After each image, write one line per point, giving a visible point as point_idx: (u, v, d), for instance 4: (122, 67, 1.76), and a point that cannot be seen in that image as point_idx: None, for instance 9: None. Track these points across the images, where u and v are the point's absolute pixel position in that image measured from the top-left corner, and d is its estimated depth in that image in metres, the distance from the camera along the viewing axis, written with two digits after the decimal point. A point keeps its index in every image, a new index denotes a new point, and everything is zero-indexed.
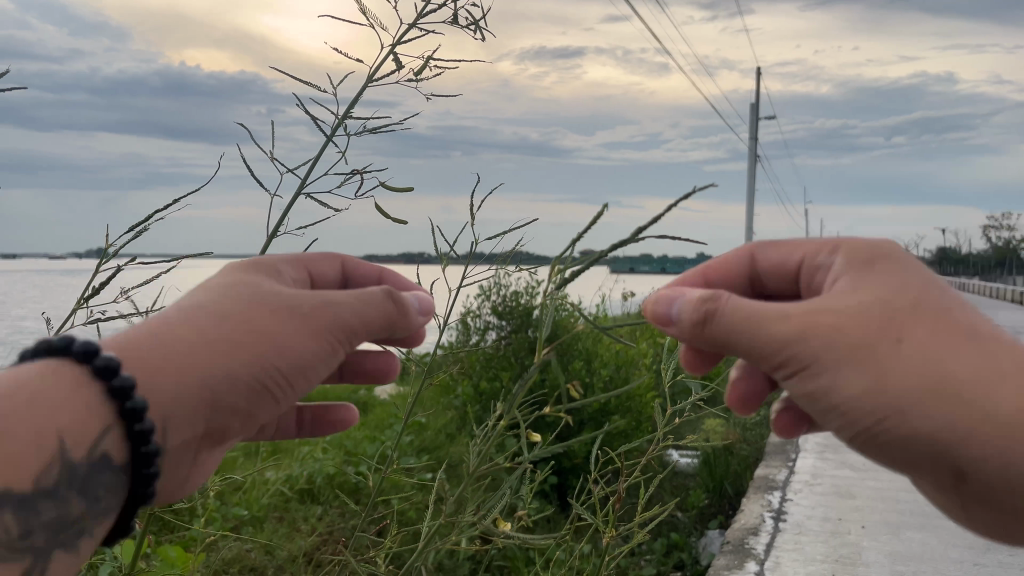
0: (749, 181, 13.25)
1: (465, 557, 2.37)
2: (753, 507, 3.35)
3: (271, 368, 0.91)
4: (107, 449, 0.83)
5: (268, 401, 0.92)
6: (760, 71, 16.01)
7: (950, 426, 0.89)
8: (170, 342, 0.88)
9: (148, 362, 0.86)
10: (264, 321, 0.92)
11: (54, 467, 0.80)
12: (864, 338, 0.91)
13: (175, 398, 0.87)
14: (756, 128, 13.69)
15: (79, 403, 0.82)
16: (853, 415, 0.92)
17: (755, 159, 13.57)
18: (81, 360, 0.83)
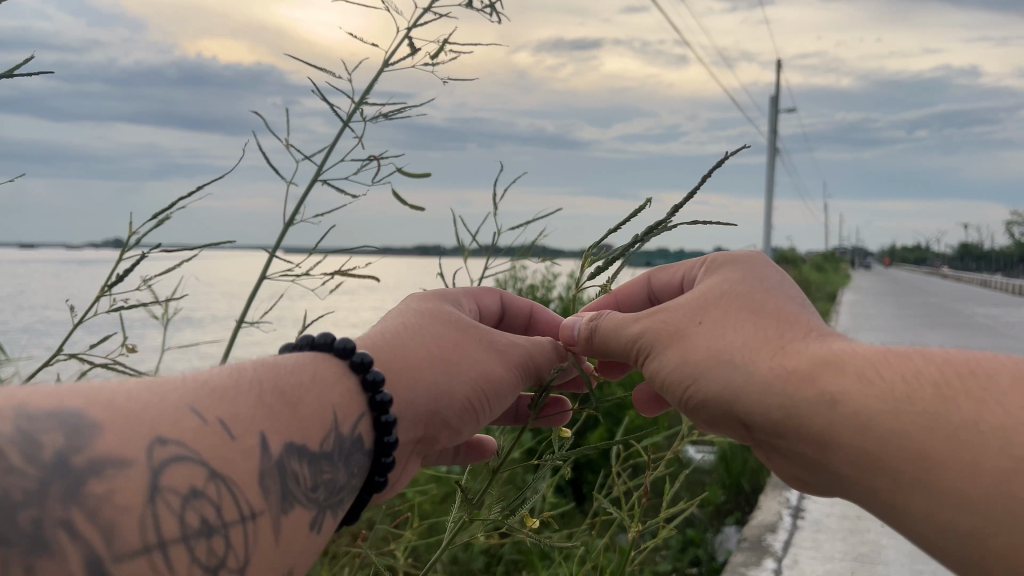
0: (767, 176, 13.13)
1: (479, 550, 2.34)
2: (770, 504, 3.30)
3: (484, 382, 1.09)
4: (361, 432, 0.97)
5: (474, 417, 1.10)
6: (778, 65, 15.86)
7: (737, 386, 1.03)
8: (408, 350, 1.05)
9: (397, 367, 1.03)
10: (477, 340, 1.11)
11: (331, 437, 0.93)
12: (678, 326, 1.11)
13: (413, 402, 1.03)
14: (774, 123, 13.54)
15: (343, 390, 0.97)
16: (671, 388, 1.10)
17: (774, 154, 13.42)
18: (342, 355, 0.99)
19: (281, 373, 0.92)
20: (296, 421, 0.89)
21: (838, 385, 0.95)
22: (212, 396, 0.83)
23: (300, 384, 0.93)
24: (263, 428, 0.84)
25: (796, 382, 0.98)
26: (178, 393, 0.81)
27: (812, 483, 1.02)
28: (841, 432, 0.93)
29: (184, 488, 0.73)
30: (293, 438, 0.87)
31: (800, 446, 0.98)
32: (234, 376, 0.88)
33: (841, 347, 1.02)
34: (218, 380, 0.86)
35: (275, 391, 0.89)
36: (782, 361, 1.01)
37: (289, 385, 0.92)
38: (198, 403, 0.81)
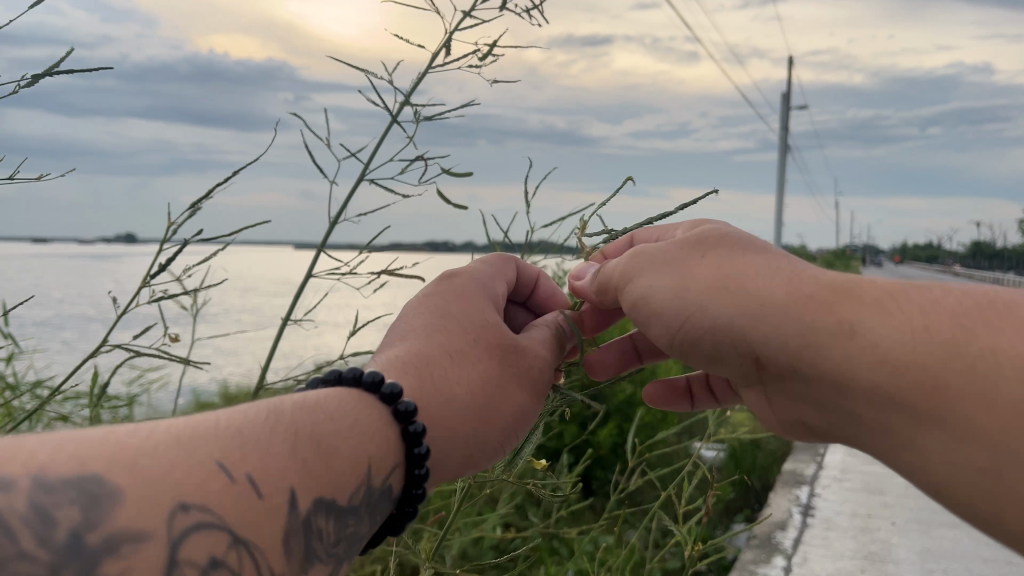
0: (776, 172, 13.07)
1: (490, 546, 2.33)
2: (780, 502, 3.29)
3: (516, 414, 0.98)
4: (392, 484, 0.84)
5: (498, 454, 0.99)
6: (788, 59, 15.80)
7: (750, 311, 0.94)
8: (442, 384, 0.92)
9: (435, 405, 0.90)
10: (512, 368, 0.99)
11: (363, 492, 0.80)
12: (676, 257, 1.02)
13: (450, 446, 0.90)
14: (785, 118, 13.48)
15: (382, 440, 0.83)
16: (664, 319, 1.01)
17: (784, 149, 13.35)
18: (377, 393, 0.85)
19: (313, 415, 0.78)
20: (330, 474, 0.76)
21: (859, 315, 0.88)
22: (242, 446, 0.71)
23: (333, 430, 0.79)
24: (293, 483, 0.72)
25: (813, 307, 0.90)
26: (199, 444, 0.70)
27: (813, 417, 0.97)
28: (861, 364, 0.86)
29: (202, 560, 0.65)
30: (325, 493, 0.75)
31: (809, 378, 0.92)
32: (255, 416, 0.75)
33: (858, 275, 0.95)
34: (236, 422, 0.74)
35: (308, 438, 0.76)
36: (798, 285, 0.93)
37: (326, 432, 0.78)
38: (224, 453, 0.70)
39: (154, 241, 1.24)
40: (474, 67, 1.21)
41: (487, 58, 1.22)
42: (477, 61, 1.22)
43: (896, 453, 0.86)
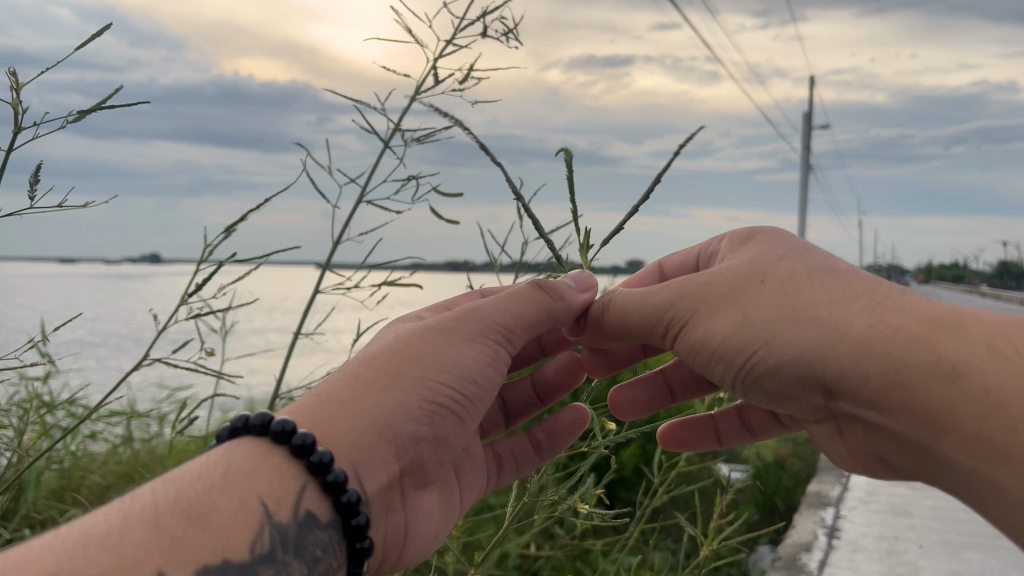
0: (799, 193, 13.03)
1: (513, 567, 2.31)
2: (805, 523, 3.24)
3: (434, 376, 1.04)
4: (308, 507, 0.94)
5: (443, 418, 1.06)
6: (810, 80, 15.79)
7: (830, 347, 1.00)
8: (334, 395, 1.00)
9: (326, 420, 0.98)
10: (417, 348, 1.05)
11: (266, 529, 0.88)
12: (738, 285, 1.07)
13: (364, 440, 0.99)
14: (807, 138, 13.43)
15: (268, 475, 0.92)
16: (731, 355, 1.07)
17: (807, 169, 13.26)
18: (280, 438, 0.93)
19: (182, 488, 0.84)
20: (205, 539, 0.82)
21: (958, 355, 0.93)
22: (88, 551, 0.74)
23: (208, 489, 0.86)
24: (161, 563, 0.76)
25: (901, 347, 0.96)
26: (47, 560, 0.73)
27: (890, 447, 1.04)
28: (956, 403, 0.91)
29: None
30: (207, 558, 0.81)
31: (896, 412, 0.98)
32: (120, 517, 0.80)
33: (951, 310, 1.00)
34: (96, 527, 0.78)
35: (176, 511, 0.81)
36: (885, 323, 0.98)
37: (195, 498, 0.84)
38: (72, 565, 0.73)
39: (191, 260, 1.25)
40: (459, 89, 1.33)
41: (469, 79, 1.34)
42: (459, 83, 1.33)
43: (972, 487, 0.94)
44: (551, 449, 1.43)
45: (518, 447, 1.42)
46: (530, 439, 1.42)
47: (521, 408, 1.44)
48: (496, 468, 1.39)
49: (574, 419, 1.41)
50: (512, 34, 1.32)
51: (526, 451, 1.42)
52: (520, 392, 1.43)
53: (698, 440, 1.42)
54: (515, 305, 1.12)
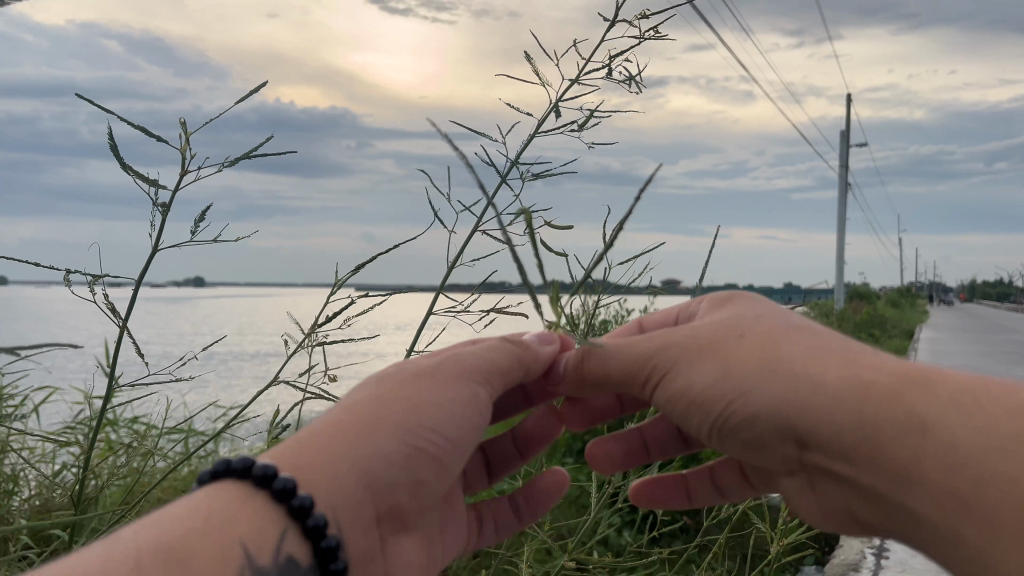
0: (838, 212, 12.85)
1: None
2: (852, 544, 3.19)
3: (416, 420, 0.99)
4: (290, 552, 0.88)
5: (423, 463, 1.00)
6: (848, 97, 15.62)
7: (803, 398, 0.99)
8: (316, 439, 0.95)
9: (308, 464, 0.92)
10: (401, 393, 1.02)
11: (246, 573, 0.81)
12: (713, 338, 1.06)
13: (344, 486, 0.93)
14: (844, 155, 13.31)
15: (252, 517, 0.86)
16: (707, 406, 1.04)
17: (843, 185, 13.13)
18: (263, 482, 0.88)
19: (161, 533, 0.77)
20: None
21: (929, 409, 0.93)
22: None
23: (188, 534, 0.78)
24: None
25: (877, 401, 0.95)
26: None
27: (857, 501, 1.02)
28: (930, 455, 0.91)
29: None
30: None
31: (867, 466, 0.96)
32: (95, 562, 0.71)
33: (920, 367, 1.00)
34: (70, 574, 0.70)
35: (158, 551, 0.74)
36: (857, 376, 0.98)
37: (174, 541, 0.76)
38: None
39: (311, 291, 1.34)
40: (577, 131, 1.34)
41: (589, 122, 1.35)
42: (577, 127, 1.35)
43: (931, 539, 0.93)
44: (530, 514, 1.40)
45: (498, 513, 1.36)
46: (513, 506, 1.37)
47: (504, 466, 1.36)
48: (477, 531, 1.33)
49: (553, 484, 1.39)
50: (636, 80, 1.34)
51: (507, 516, 1.37)
52: (502, 451, 1.36)
53: (669, 497, 1.37)
54: (487, 354, 1.13)
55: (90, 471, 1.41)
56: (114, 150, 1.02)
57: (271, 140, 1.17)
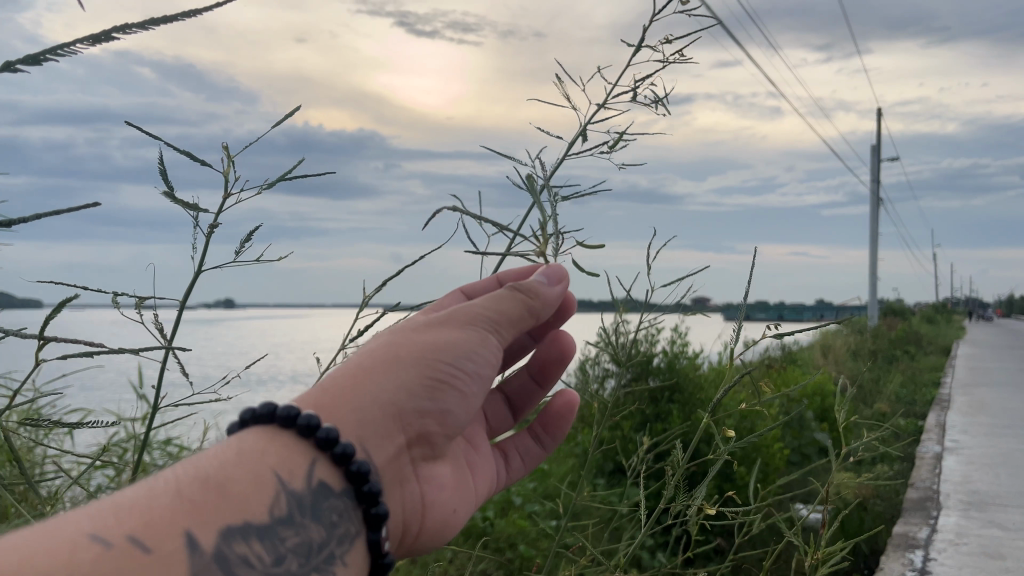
0: (869, 227, 12.67)
1: None
2: (894, 566, 3.07)
3: (432, 358, 1.04)
4: (321, 478, 0.92)
5: (446, 392, 1.05)
6: (876, 111, 15.45)
7: None
8: (338, 382, 0.99)
9: (332, 403, 0.97)
10: (418, 339, 1.06)
11: (277, 497, 0.86)
12: None
13: (367, 418, 0.98)
14: (876, 170, 13.11)
15: (281, 447, 0.90)
16: None
17: (876, 201, 12.91)
18: (287, 423, 0.92)
19: (199, 464, 0.83)
20: (226, 504, 0.81)
21: None
22: (116, 515, 0.74)
23: (223, 465, 0.85)
24: (186, 524, 0.76)
25: None
26: (78, 523, 0.72)
27: None
28: None
29: None
30: (228, 519, 0.80)
31: None
32: (145, 489, 0.79)
33: None
34: (123, 499, 0.77)
35: (197, 481, 0.81)
36: None
37: (212, 471, 0.83)
38: (102, 525, 0.72)
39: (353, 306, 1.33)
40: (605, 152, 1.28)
41: (619, 142, 1.29)
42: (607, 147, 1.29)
43: None
44: (552, 439, 1.42)
45: (523, 446, 1.38)
46: (535, 437, 1.39)
47: (523, 399, 1.41)
48: (507, 466, 1.35)
49: (565, 404, 1.41)
50: (661, 100, 1.32)
51: (533, 448, 1.39)
52: (519, 387, 1.40)
53: None
54: (497, 309, 1.11)
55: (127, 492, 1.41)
56: (164, 174, 1.03)
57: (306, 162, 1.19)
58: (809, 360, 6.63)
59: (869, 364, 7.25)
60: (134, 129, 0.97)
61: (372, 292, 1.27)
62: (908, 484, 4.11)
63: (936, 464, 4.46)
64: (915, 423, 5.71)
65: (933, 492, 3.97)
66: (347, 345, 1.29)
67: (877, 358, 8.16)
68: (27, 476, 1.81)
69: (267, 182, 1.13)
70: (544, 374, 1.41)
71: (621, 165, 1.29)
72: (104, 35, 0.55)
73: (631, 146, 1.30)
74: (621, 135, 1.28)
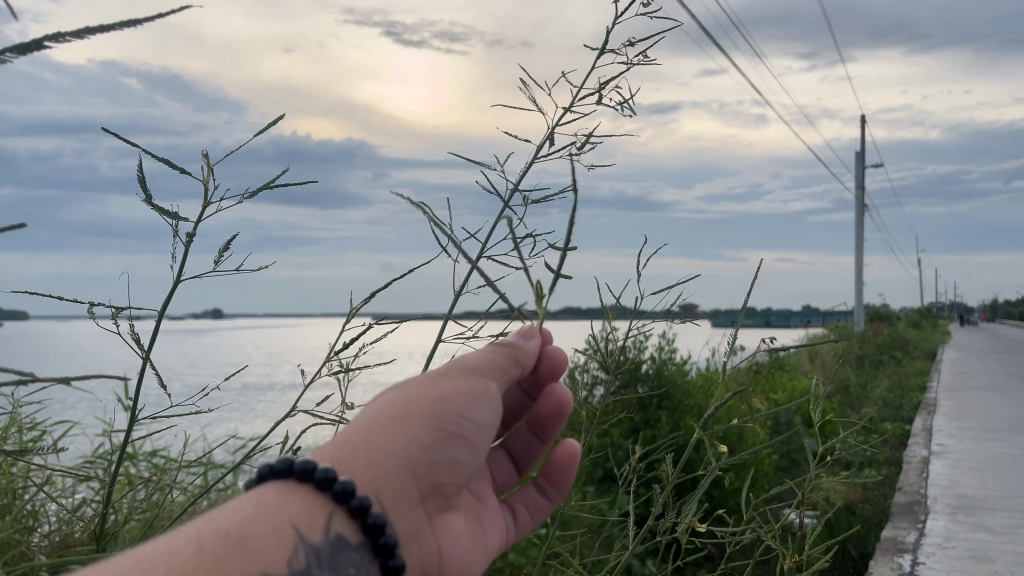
0: (855, 231, 12.76)
1: None
2: (882, 570, 3.09)
3: (442, 410, 1.04)
4: (338, 531, 0.92)
5: (457, 442, 1.05)
6: (862, 118, 15.57)
7: None
8: (352, 438, 0.98)
9: (349, 459, 0.95)
10: (425, 391, 1.05)
11: (297, 552, 0.86)
12: None
13: (384, 473, 0.98)
14: (861, 176, 13.22)
15: (299, 500, 0.90)
16: None
17: (862, 206, 13.00)
18: (304, 477, 0.92)
19: (220, 517, 0.82)
20: (247, 557, 0.80)
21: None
22: (139, 565, 0.72)
23: (242, 519, 0.83)
24: None
25: None
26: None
27: None
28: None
29: None
30: (250, 574, 0.80)
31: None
32: (166, 541, 0.77)
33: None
34: (145, 550, 0.76)
35: (218, 534, 0.80)
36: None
37: (232, 525, 0.82)
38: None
39: (338, 318, 1.35)
40: (574, 157, 1.21)
41: (585, 146, 1.21)
42: (576, 151, 1.22)
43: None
44: (556, 489, 1.41)
45: (528, 498, 1.37)
46: (539, 488, 1.39)
47: (528, 455, 1.38)
48: (515, 520, 1.32)
49: (568, 456, 1.41)
50: (635, 102, 1.27)
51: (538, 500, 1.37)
52: (523, 443, 1.37)
53: None
54: (492, 360, 1.13)
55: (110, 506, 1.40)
56: (141, 180, 1.05)
57: (291, 171, 1.20)
58: (796, 364, 6.65)
59: (855, 368, 7.29)
60: (114, 137, 0.98)
61: (356, 303, 1.29)
62: (895, 489, 4.13)
63: (923, 468, 4.49)
64: (903, 427, 5.75)
65: (921, 496, 3.99)
66: (332, 358, 1.31)
67: (863, 362, 8.21)
68: (11, 489, 1.79)
69: (248, 191, 1.14)
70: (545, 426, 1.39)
71: (590, 169, 1.23)
72: (36, 46, 0.45)
73: (602, 148, 1.24)
74: (591, 140, 1.23)
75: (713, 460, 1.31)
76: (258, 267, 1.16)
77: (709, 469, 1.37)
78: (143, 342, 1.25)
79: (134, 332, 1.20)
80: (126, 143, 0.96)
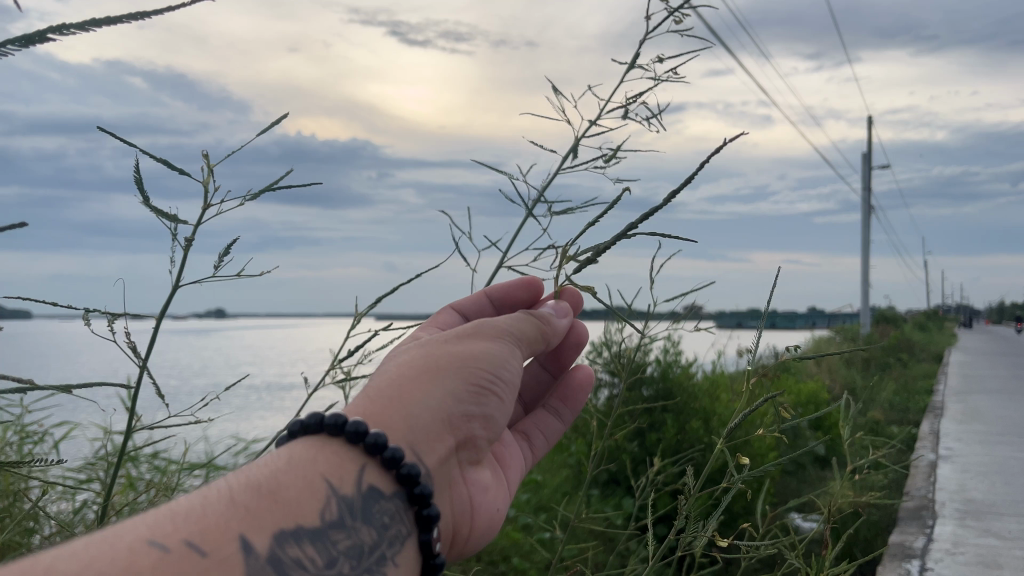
0: (861, 234, 12.71)
1: None
2: None
3: (476, 365, 1.04)
4: (370, 482, 0.90)
5: (489, 399, 1.05)
6: (867, 118, 15.50)
7: None
8: (385, 390, 0.98)
9: (383, 411, 0.95)
10: (455, 348, 1.05)
11: (330, 503, 0.85)
12: None
13: (420, 423, 0.97)
14: (866, 177, 13.17)
15: (330, 454, 0.89)
16: None
17: (868, 208, 12.94)
18: (335, 431, 0.90)
19: (250, 473, 0.83)
20: (279, 509, 0.80)
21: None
22: (168, 522, 0.73)
23: (273, 472, 0.84)
24: (242, 530, 0.76)
25: None
26: (134, 530, 0.72)
27: None
28: None
29: None
30: (282, 525, 0.79)
31: None
32: (196, 498, 0.78)
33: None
34: (176, 506, 0.77)
35: (251, 487, 0.81)
36: None
37: (263, 478, 0.82)
38: (159, 532, 0.71)
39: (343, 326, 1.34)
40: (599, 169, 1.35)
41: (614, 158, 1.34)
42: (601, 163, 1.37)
43: None
44: (570, 412, 1.45)
45: (544, 424, 1.39)
46: (554, 413, 1.41)
47: (535, 389, 1.47)
48: (530, 445, 1.34)
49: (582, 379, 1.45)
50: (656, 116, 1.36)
51: (554, 425, 1.40)
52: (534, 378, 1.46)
53: None
54: (519, 325, 1.15)
55: (107, 513, 1.37)
56: (138, 182, 1.03)
57: (291, 173, 1.20)
58: (802, 369, 6.61)
59: (861, 373, 7.27)
60: (109, 138, 0.98)
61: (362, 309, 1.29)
62: (902, 493, 4.11)
63: (931, 473, 4.46)
64: (909, 432, 5.70)
65: (929, 501, 3.95)
66: (336, 365, 1.29)
67: (868, 367, 8.18)
68: (12, 491, 1.77)
69: (248, 192, 1.13)
70: (557, 357, 1.45)
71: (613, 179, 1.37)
72: (38, 38, 0.49)
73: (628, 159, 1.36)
74: (616, 152, 1.33)
75: (736, 472, 1.25)
76: (257, 270, 1.15)
77: (737, 487, 1.30)
78: (140, 352, 1.23)
79: (130, 340, 1.19)
80: (123, 144, 0.95)
